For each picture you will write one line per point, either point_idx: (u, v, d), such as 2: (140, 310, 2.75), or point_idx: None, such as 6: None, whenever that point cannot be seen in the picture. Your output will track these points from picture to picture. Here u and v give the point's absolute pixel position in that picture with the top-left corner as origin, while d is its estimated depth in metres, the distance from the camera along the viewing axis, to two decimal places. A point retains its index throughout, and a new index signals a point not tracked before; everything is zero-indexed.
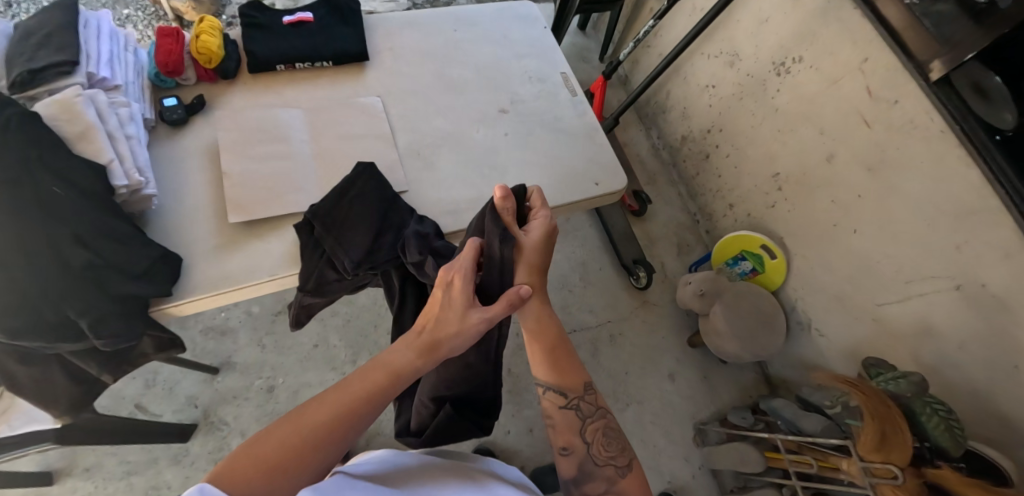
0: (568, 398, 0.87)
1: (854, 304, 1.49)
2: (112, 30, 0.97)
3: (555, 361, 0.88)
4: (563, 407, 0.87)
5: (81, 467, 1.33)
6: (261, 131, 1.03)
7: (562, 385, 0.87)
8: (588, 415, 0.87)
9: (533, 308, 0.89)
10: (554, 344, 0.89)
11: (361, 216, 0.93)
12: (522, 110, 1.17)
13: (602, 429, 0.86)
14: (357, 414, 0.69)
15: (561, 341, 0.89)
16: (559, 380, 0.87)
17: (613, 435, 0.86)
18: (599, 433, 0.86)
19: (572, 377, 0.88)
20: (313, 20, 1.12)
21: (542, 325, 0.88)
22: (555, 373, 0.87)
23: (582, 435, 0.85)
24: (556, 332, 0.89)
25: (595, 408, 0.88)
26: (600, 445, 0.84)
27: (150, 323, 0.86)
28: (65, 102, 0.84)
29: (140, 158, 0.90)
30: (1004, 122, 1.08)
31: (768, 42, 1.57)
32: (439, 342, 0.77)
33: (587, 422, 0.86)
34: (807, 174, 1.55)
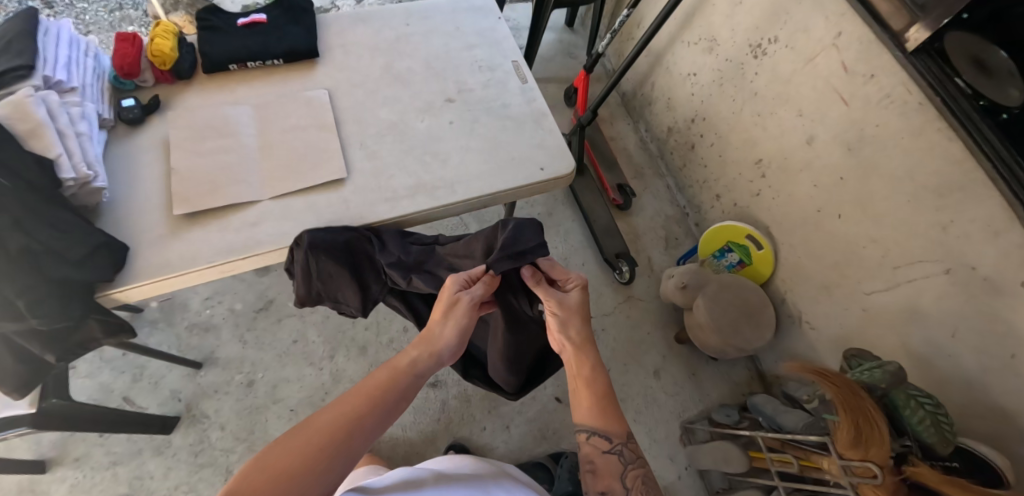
0: (612, 443, 0.82)
1: (841, 292, 1.41)
2: (72, 37, 1.04)
3: (603, 408, 0.84)
4: (605, 452, 0.82)
5: (71, 457, 1.37)
6: (209, 126, 1.08)
7: (605, 429, 0.83)
8: (631, 461, 0.81)
9: (576, 362, 0.86)
10: (604, 393, 0.85)
11: (334, 270, 0.96)
12: (469, 99, 1.19)
13: (642, 476, 0.81)
14: (363, 417, 0.72)
15: (607, 388, 0.85)
16: (603, 425, 0.83)
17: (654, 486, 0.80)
18: (639, 480, 0.80)
19: (615, 424, 0.83)
20: (265, 21, 1.17)
21: (588, 374, 0.85)
22: (597, 418, 0.83)
23: (623, 481, 0.80)
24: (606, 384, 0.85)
25: (636, 456, 0.82)
26: (640, 492, 0.80)
27: (94, 308, 0.92)
28: (18, 103, 0.87)
29: (90, 153, 0.94)
30: (1010, 99, 0.98)
31: (744, 24, 1.52)
32: (433, 335, 0.84)
33: (629, 468, 0.81)
34: (789, 159, 1.48)
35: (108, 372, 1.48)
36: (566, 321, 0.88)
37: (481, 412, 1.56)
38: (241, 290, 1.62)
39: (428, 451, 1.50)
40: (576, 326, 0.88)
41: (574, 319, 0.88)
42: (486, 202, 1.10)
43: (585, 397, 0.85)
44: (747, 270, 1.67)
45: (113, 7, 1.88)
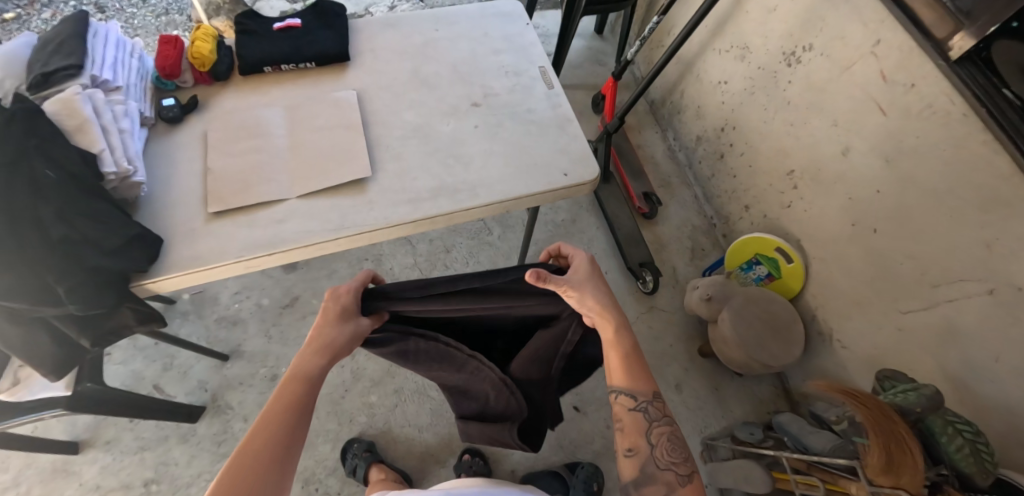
0: (637, 401, 0.78)
1: (875, 310, 1.35)
2: (119, 38, 1.09)
3: (627, 369, 0.79)
4: (630, 411, 0.78)
5: (102, 440, 1.43)
6: (243, 127, 1.10)
7: (632, 389, 0.78)
8: (655, 420, 0.78)
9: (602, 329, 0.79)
10: (632, 355, 0.80)
11: None
12: (494, 103, 1.20)
13: (667, 435, 0.77)
14: (279, 455, 0.66)
15: (636, 346, 0.80)
16: (628, 384, 0.79)
17: (677, 445, 0.77)
18: (662, 437, 0.77)
19: (643, 383, 0.79)
20: (300, 26, 1.21)
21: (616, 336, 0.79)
22: (622, 378, 0.79)
23: (648, 437, 0.77)
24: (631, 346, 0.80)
25: (662, 415, 0.78)
26: (664, 450, 0.76)
27: (128, 297, 0.92)
28: (66, 100, 0.92)
29: (131, 149, 0.98)
30: None
31: (777, 31, 1.49)
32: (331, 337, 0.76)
33: (652, 428, 0.77)
34: (822, 170, 1.44)
35: (140, 360, 1.54)
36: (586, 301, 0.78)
37: None
38: (268, 286, 1.66)
39: (443, 454, 1.48)
40: (598, 297, 0.78)
41: (592, 295, 0.78)
42: (508, 206, 1.09)
43: (612, 358, 0.80)
44: (776, 284, 1.61)
45: (160, 12, 2.01)
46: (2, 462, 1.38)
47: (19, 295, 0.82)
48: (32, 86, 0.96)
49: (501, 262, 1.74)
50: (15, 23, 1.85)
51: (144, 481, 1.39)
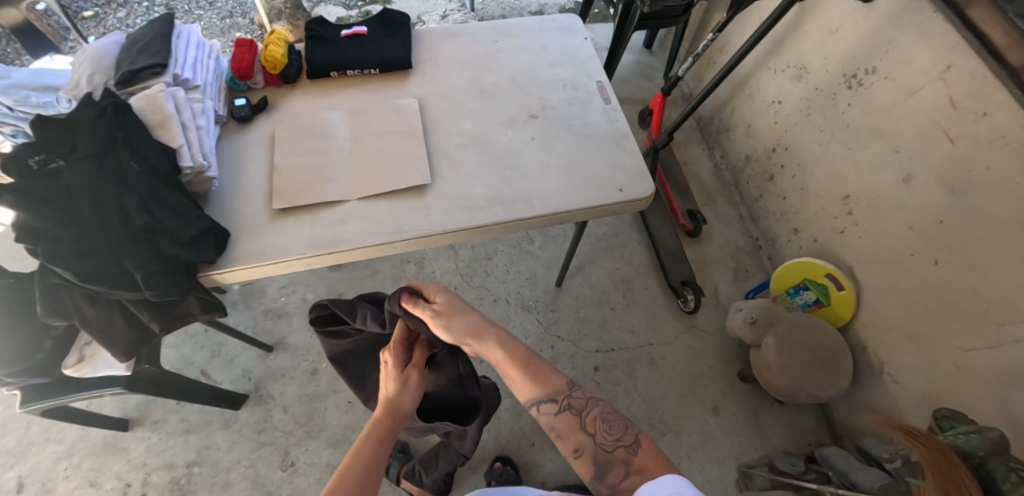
0: (559, 402, 0.79)
1: (932, 346, 1.29)
2: (200, 40, 1.15)
3: (533, 372, 0.82)
4: (558, 415, 0.79)
5: (151, 419, 1.49)
6: (309, 129, 1.14)
7: (549, 392, 0.80)
8: (583, 408, 0.79)
9: (487, 350, 0.84)
10: (529, 358, 0.83)
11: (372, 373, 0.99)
12: (552, 115, 1.21)
13: (600, 416, 0.78)
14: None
15: (526, 351, 0.84)
16: (542, 389, 0.81)
17: (613, 419, 0.77)
18: (597, 421, 0.77)
19: (554, 380, 0.81)
20: (366, 33, 1.25)
21: (505, 351, 0.84)
22: (536, 385, 0.81)
23: (585, 429, 0.77)
24: (522, 348, 0.84)
25: (587, 400, 0.80)
26: (603, 432, 0.76)
27: (196, 286, 0.96)
28: (151, 97, 0.99)
29: (206, 145, 1.03)
30: None
31: (838, 53, 1.46)
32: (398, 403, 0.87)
33: (585, 416, 0.78)
34: (880, 196, 1.39)
35: (191, 345, 1.60)
36: (448, 321, 0.85)
37: (530, 427, 1.53)
38: (313, 282, 1.71)
39: (475, 460, 1.47)
40: (458, 316, 0.85)
41: (455, 314, 0.85)
42: (562, 218, 1.09)
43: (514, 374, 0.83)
44: (824, 311, 1.55)
45: (225, 15, 2.11)
46: (58, 433, 1.45)
47: (102, 279, 0.89)
48: (120, 81, 1.03)
49: (541, 272, 1.75)
50: (93, 20, 2.02)
51: (187, 462, 1.44)
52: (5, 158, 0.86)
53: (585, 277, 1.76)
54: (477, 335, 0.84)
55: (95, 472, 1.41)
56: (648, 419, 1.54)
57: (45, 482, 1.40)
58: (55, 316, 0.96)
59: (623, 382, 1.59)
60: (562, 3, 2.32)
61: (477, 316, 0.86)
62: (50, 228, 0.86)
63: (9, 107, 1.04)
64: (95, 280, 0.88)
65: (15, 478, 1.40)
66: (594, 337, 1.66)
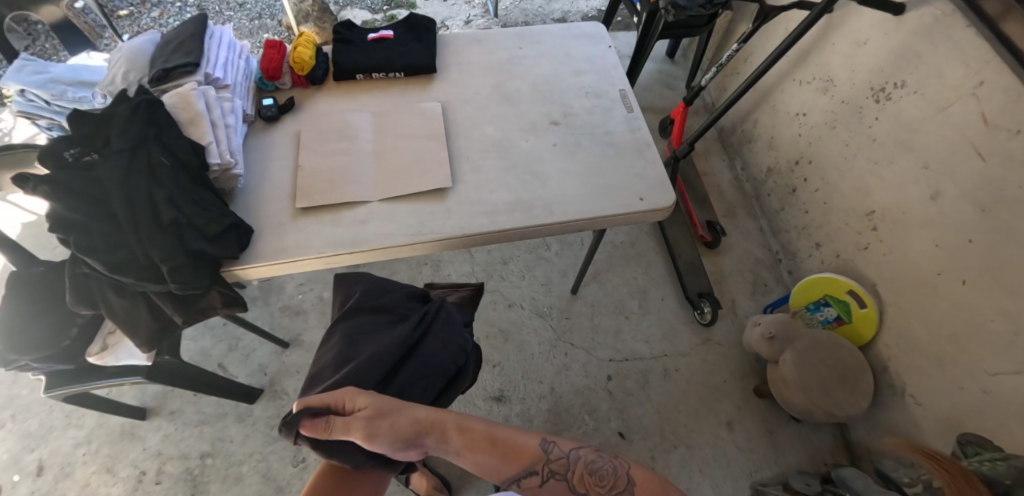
0: (538, 472, 0.78)
1: (958, 368, 1.25)
2: (231, 41, 1.18)
3: (500, 449, 0.80)
4: (544, 484, 0.78)
5: (167, 410, 1.52)
6: (333, 131, 1.16)
7: (527, 464, 0.79)
8: (568, 467, 0.79)
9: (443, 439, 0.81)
10: (490, 432, 0.82)
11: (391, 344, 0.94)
12: (574, 122, 1.21)
13: (588, 468, 0.78)
14: None
15: (482, 426, 0.82)
16: (518, 463, 0.80)
17: (601, 467, 0.78)
18: (586, 475, 0.78)
19: (527, 446, 0.81)
20: (392, 37, 1.27)
21: (464, 433, 0.81)
22: (512, 459, 0.80)
23: (575, 489, 0.77)
24: (478, 424, 0.82)
25: (567, 452, 0.80)
26: (594, 486, 0.76)
27: (219, 280, 0.98)
28: (183, 94, 1.01)
29: (233, 143, 1.05)
30: None
31: (866, 66, 1.44)
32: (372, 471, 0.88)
33: (572, 477, 0.78)
34: (906, 213, 1.36)
35: (209, 338, 1.63)
36: (381, 427, 0.77)
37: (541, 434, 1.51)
38: (331, 281, 1.73)
39: None
40: (384, 418, 0.78)
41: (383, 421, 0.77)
42: (580, 226, 1.09)
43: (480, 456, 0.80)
44: (844, 328, 1.52)
45: (254, 17, 2.16)
46: (78, 419, 1.49)
47: (132, 270, 0.92)
48: (154, 79, 1.06)
49: (556, 279, 1.75)
50: (127, 19, 2.09)
51: (201, 454, 1.46)
52: (43, 151, 0.89)
53: (601, 285, 1.75)
54: (420, 430, 0.79)
55: (112, 459, 1.44)
56: (661, 431, 1.52)
57: (64, 466, 1.43)
58: (84, 305, 0.99)
59: (636, 392, 1.58)
60: (585, 11, 2.32)
61: (410, 412, 0.80)
62: (83, 219, 0.89)
63: (47, 100, 1.08)
64: (125, 271, 0.91)
65: (36, 461, 1.43)
66: (608, 346, 1.65)
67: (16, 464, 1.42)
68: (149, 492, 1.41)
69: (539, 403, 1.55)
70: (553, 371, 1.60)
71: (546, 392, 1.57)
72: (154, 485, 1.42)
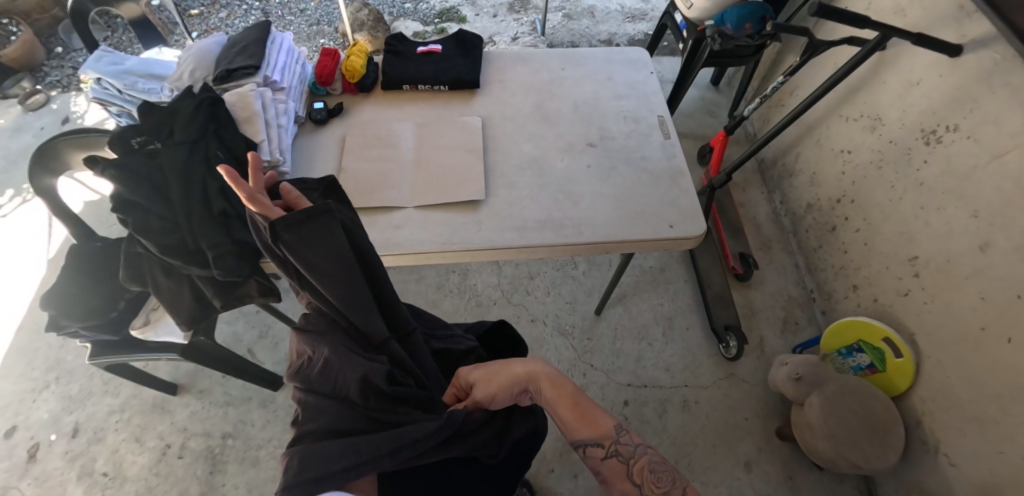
0: (605, 448, 0.74)
1: (997, 431, 1.19)
2: (290, 46, 1.25)
3: (581, 414, 0.77)
4: (605, 460, 0.74)
5: (197, 388, 1.58)
6: (377, 137, 1.21)
7: (598, 435, 0.75)
8: (631, 456, 0.73)
9: (541, 392, 0.78)
10: (575, 394, 0.78)
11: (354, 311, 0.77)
12: (610, 145, 1.23)
13: (649, 465, 0.72)
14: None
15: (571, 391, 0.78)
16: (593, 431, 0.76)
17: (662, 470, 0.71)
18: (646, 471, 0.71)
19: (602, 422, 0.76)
20: (440, 52, 1.33)
21: (553, 387, 0.78)
22: (586, 426, 0.76)
23: (632, 479, 0.72)
24: (572, 386, 0.78)
25: (635, 445, 0.74)
26: (650, 483, 0.70)
27: (258, 270, 1.04)
28: (243, 94, 1.08)
29: (284, 142, 1.11)
30: None
31: (918, 107, 1.40)
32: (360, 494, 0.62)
33: (633, 464, 0.73)
34: (952, 262, 1.30)
35: (242, 323, 1.69)
36: (494, 382, 0.77)
37: (551, 452, 1.49)
38: None
39: None
40: (508, 364, 0.80)
41: (497, 370, 0.79)
42: (609, 248, 1.10)
43: (567, 414, 0.77)
44: (878, 378, 1.45)
45: (314, 22, 2.27)
46: (115, 388, 1.57)
47: (179, 253, 0.97)
48: (217, 78, 1.14)
49: (582, 297, 1.75)
50: (197, 18, 2.24)
51: (222, 434, 1.52)
52: (113, 136, 0.97)
53: (625, 308, 1.74)
54: (533, 376, 0.78)
55: (142, 429, 1.52)
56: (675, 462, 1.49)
57: (97, 431, 1.51)
58: (133, 281, 1.06)
59: (652, 419, 1.55)
60: (631, 34, 2.34)
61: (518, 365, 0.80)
62: (143, 202, 0.96)
63: (119, 89, 1.16)
64: (172, 254, 0.97)
65: (73, 423, 1.52)
66: (627, 370, 1.63)
67: (55, 424, 1.51)
68: (171, 466, 1.47)
69: (553, 421, 1.54)
70: None
71: None
72: (176, 459, 1.48)
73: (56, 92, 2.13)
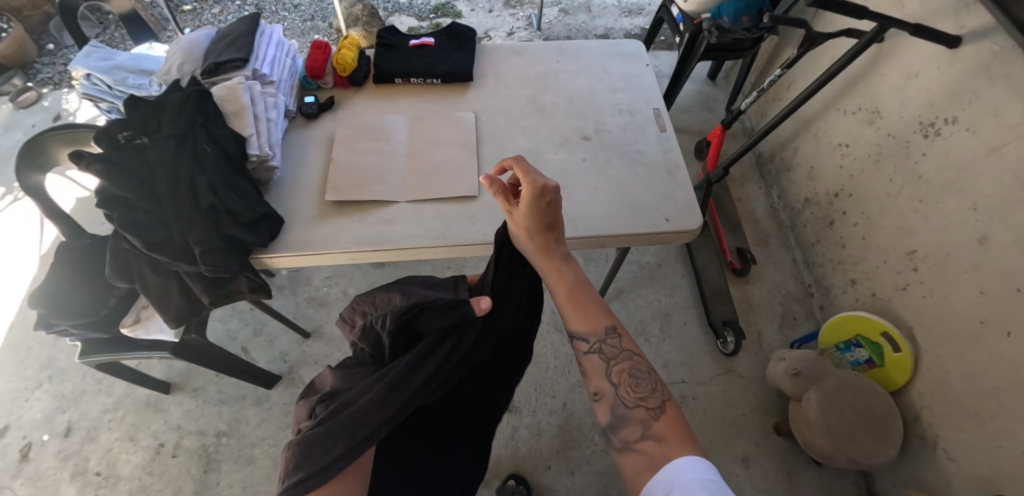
0: (591, 344, 0.74)
1: (996, 426, 1.18)
2: (280, 39, 1.23)
3: (579, 306, 0.76)
4: (588, 354, 0.74)
5: (191, 386, 1.57)
6: (369, 130, 1.19)
7: (589, 330, 0.75)
8: (614, 357, 0.73)
9: (546, 272, 0.77)
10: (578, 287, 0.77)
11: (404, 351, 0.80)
12: (605, 139, 1.21)
13: (631, 369, 0.73)
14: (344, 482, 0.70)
15: (578, 282, 0.77)
16: (585, 324, 0.75)
17: (642, 377, 0.71)
18: (626, 374, 0.72)
19: (597, 320, 0.75)
20: (433, 45, 1.31)
21: (555, 274, 0.77)
22: (579, 319, 0.76)
23: (610, 377, 0.73)
24: (578, 279, 0.77)
25: (622, 348, 0.74)
26: (628, 386, 0.71)
27: (247, 266, 1.02)
28: (231, 88, 1.07)
29: (274, 136, 1.09)
30: None
31: (916, 100, 1.39)
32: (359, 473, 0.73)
33: (614, 366, 0.73)
34: (952, 256, 1.29)
35: (236, 321, 1.68)
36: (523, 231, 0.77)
37: (549, 450, 1.48)
38: (356, 276, 1.76)
39: (489, 474, 1.45)
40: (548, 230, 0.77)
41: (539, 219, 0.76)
42: (604, 242, 1.09)
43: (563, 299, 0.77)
44: (877, 372, 1.44)
45: (307, 18, 2.24)
46: (109, 387, 1.56)
47: (167, 249, 0.96)
48: (205, 72, 1.12)
49: None
50: (190, 14, 2.21)
51: (217, 432, 1.50)
52: (98, 132, 0.96)
53: (622, 304, 1.73)
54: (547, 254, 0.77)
55: (135, 428, 1.50)
56: None
57: (90, 430, 1.49)
58: (121, 279, 1.05)
59: None
60: (628, 28, 2.32)
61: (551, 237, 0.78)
62: (129, 198, 0.94)
63: (108, 85, 1.14)
64: (159, 250, 0.95)
65: (65, 422, 1.50)
66: None
67: (48, 424, 1.50)
68: (165, 465, 1.46)
69: (551, 418, 1.53)
70: (567, 387, 1.58)
71: (558, 406, 1.55)
72: (170, 458, 1.47)
73: (47, 89, 2.10)
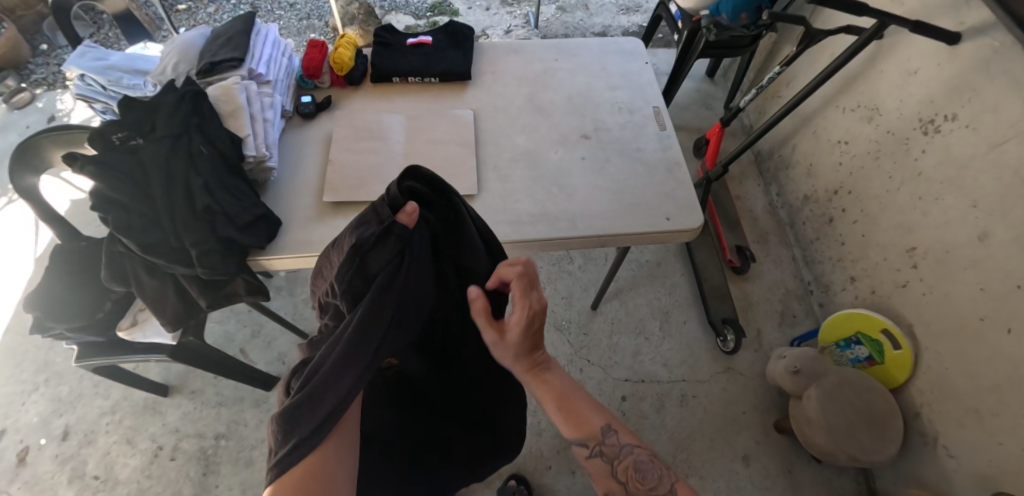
0: (590, 448, 0.74)
1: (996, 423, 1.18)
2: (276, 38, 1.22)
3: (570, 413, 0.75)
4: (590, 459, 0.74)
5: (189, 388, 1.56)
6: (366, 130, 1.18)
7: (585, 436, 0.74)
8: (616, 456, 0.73)
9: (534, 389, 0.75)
10: (566, 396, 0.75)
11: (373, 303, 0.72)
12: (604, 137, 1.21)
13: (634, 464, 0.72)
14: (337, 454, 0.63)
15: (565, 389, 0.75)
16: (581, 432, 0.74)
17: (648, 468, 0.72)
18: (631, 470, 0.72)
19: (591, 422, 0.74)
20: (431, 43, 1.30)
21: (543, 388, 0.75)
22: (573, 427, 0.74)
23: (617, 477, 0.73)
24: (567, 385, 0.76)
25: (622, 444, 0.73)
26: (636, 481, 0.71)
27: (244, 268, 1.01)
28: (227, 88, 1.06)
29: (270, 137, 1.09)
30: None
31: (915, 97, 1.39)
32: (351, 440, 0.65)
33: (618, 465, 0.73)
34: (952, 253, 1.29)
35: (233, 322, 1.67)
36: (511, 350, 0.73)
37: (549, 450, 1.48)
38: None
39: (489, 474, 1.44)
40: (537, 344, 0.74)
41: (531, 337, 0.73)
42: (604, 242, 1.08)
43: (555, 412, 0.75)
44: (877, 370, 1.44)
45: (303, 17, 2.23)
46: (106, 390, 1.55)
47: (162, 252, 0.95)
48: (201, 71, 1.11)
49: (577, 293, 1.73)
50: (185, 13, 2.20)
51: (216, 434, 1.50)
52: (93, 133, 0.93)
53: (621, 303, 1.72)
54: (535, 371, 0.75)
55: (133, 431, 1.49)
56: (673, 457, 1.48)
57: (87, 433, 1.48)
58: (117, 282, 1.04)
59: (650, 414, 1.54)
60: (625, 26, 2.31)
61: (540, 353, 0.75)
62: (122, 200, 0.92)
63: (103, 86, 1.13)
64: (155, 252, 0.94)
65: (62, 426, 1.49)
66: (625, 365, 1.62)
67: (45, 427, 1.49)
68: (164, 468, 1.45)
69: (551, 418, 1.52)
70: None
71: None
72: (169, 460, 1.46)
73: (41, 90, 2.09)
